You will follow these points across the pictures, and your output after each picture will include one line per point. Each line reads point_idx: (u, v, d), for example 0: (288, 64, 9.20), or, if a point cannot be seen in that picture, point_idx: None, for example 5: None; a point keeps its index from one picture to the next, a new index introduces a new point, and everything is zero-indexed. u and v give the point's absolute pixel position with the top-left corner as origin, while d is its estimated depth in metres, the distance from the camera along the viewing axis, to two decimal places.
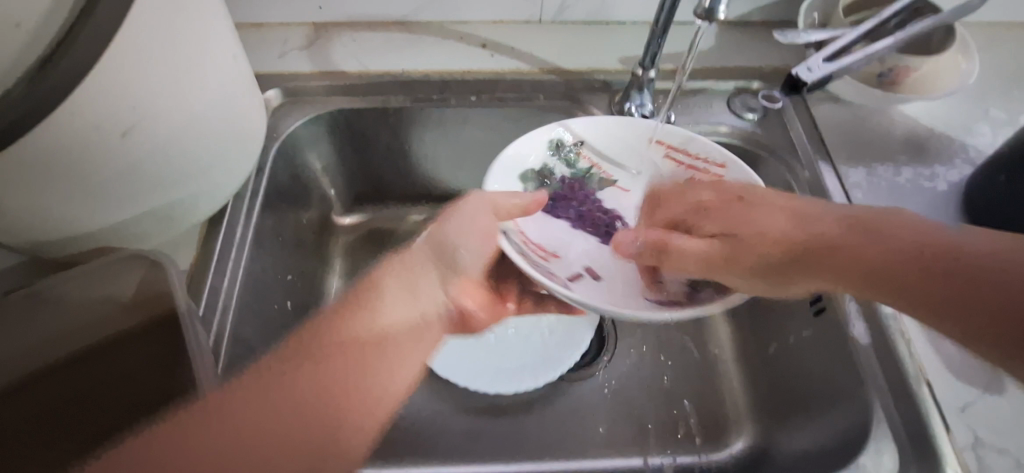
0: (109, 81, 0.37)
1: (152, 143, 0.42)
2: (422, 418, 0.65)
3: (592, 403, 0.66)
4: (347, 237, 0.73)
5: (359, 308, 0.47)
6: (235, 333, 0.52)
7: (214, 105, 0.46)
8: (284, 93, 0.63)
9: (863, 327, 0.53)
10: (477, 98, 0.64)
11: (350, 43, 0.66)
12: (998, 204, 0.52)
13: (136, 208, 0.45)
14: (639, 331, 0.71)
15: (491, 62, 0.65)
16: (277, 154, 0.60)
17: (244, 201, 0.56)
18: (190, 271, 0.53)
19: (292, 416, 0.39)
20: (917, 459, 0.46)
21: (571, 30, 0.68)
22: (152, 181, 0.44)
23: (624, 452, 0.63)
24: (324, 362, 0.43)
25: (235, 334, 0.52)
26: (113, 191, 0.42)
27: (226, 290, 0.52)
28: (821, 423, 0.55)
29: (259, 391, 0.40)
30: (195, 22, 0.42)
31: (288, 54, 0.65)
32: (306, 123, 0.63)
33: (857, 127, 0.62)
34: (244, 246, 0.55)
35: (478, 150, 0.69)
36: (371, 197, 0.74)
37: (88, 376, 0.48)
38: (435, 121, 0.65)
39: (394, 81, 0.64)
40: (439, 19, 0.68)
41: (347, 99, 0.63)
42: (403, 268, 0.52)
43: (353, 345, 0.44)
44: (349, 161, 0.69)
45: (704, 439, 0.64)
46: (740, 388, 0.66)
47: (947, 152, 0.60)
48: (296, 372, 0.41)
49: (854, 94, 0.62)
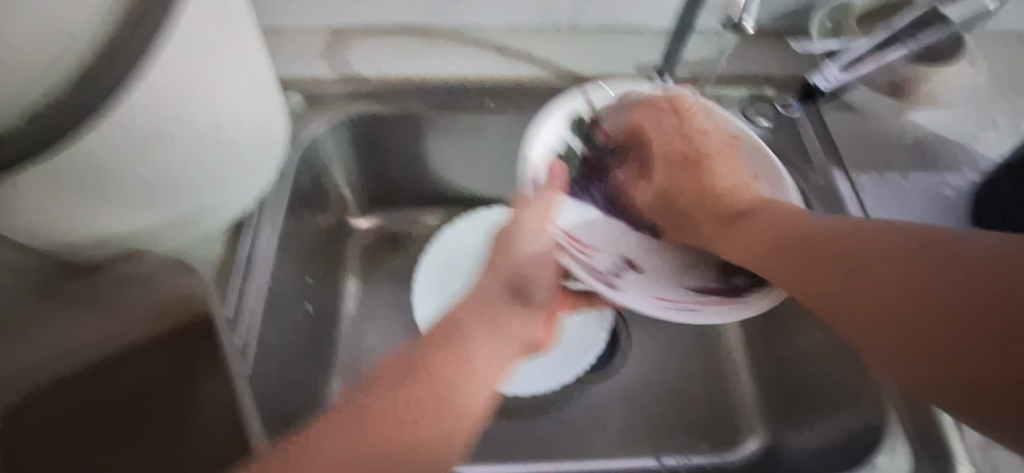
0: (142, 89, 0.37)
1: (180, 150, 0.43)
2: None
3: (607, 405, 0.67)
4: (363, 239, 0.74)
5: (449, 336, 0.46)
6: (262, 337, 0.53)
7: (241, 113, 0.47)
8: (303, 98, 0.64)
9: None
10: (495, 104, 0.65)
11: (368, 48, 0.67)
12: (1007, 211, 0.53)
13: (162, 213, 0.46)
14: (652, 333, 0.72)
15: (507, 69, 0.66)
16: (297, 159, 0.61)
17: (267, 206, 0.57)
18: (215, 276, 0.53)
19: (406, 439, 0.40)
20: (929, 461, 0.48)
21: (585, 37, 0.69)
22: (177, 188, 0.45)
23: (639, 453, 0.64)
24: (436, 385, 0.43)
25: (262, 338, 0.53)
26: (140, 197, 0.43)
27: (252, 294, 0.53)
28: (833, 424, 0.56)
29: (377, 428, 0.39)
30: (226, 31, 0.43)
31: (307, 59, 0.65)
32: (325, 127, 0.63)
33: (867, 134, 0.63)
34: (268, 251, 0.55)
35: (493, 155, 0.70)
36: (387, 199, 0.74)
37: (112, 384, 0.48)
38: (453, 127, 0.66)
39: (412, 87, 0.65)
40: (455, 25, 0.68)
41: (366, 104, 0.64)
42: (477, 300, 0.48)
43: (454, 369, 0.44)
44: (367, 165, 0.70)
45: (717, 440, 0.65)
46: (751, 390, 0.68)
47: (955, 159, 0.61)
48: (406, 397, 0.42)
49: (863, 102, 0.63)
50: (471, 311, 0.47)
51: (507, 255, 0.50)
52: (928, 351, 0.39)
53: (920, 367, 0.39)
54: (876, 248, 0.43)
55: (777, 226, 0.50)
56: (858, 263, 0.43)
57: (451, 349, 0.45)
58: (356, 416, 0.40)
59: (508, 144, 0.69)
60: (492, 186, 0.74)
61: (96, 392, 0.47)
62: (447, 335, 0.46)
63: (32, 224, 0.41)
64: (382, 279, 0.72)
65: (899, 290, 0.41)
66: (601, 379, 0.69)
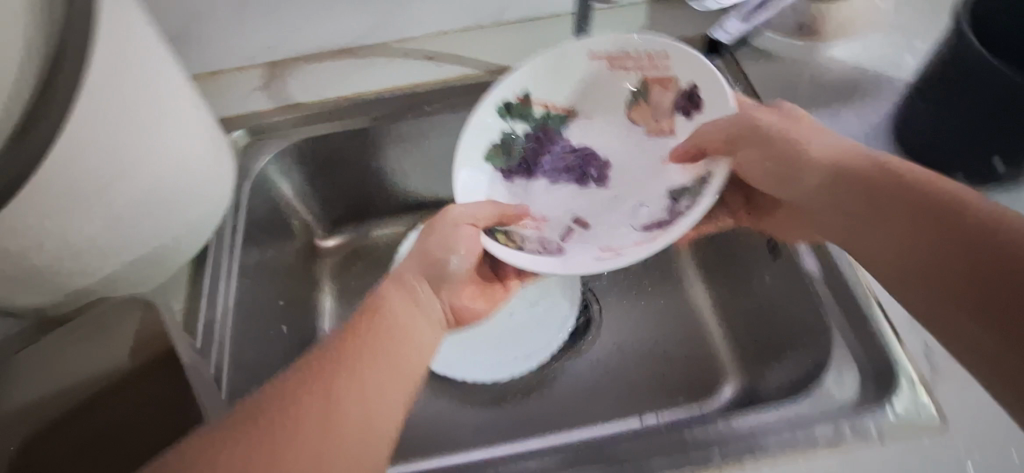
0: (82, 139, 0.40)
1: (129, 193, 0.45)
2: (428, 415, 0.67)
3: (585, 378, 0.69)
4: (335, 258, 0.77)
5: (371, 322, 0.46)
6: (236, 361, 0.56)
7: (182, 152, 0.50)
8: (248, 132, 0.67)
9: (813, 260, 0.57)
10: (430, 108, 0.68)
11: (302, 76, 0.70)
12: (924, 126, 0.55)
13: (102, 254, 0.47)
14: (623, 299, 0.75)
15: (437, 73, 0.69)
16: (250, 190, 0.64)
17: (225, 238, 0.60)
18: (183, 310, 0.56)
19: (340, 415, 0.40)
20: (877, 380, 0.49)
21: (509, 30, 0.72)
22: (132, 230, 0.48)
23: (621, 417, 0.66)
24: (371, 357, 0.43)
25: (236, 361, 0.56)
26: (84, 234, 0.44)
27: (220, 322, 0.56)
28: (795, 359, 0.58)
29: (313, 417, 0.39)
30: (151, 76, 0.46)
31: (248, 96, 0.69)
32: (272, 156, 0.66)
33: (789, 76, 0.65)
34: (230, 280, 0.58)
35: (437, 158, 0.73)
36: (351, 217, 0.77)
37: (99, 423, 0.51)
38: (394, 137, 0.69)
39: (347, 106, 0.68)
40: (384, 39, 0.71)
41: (309, 128, 0.67)
42: (398, 282, 0.50)
43: (387, 345, 0.45)
44: (322, 187, 0.72)
45: (697, 394, 0.67)
46: (723, 340, 0.69)
47: (876, 87, 0.63)
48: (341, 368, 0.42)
49: (782, 47, 0.66)
50: (394, 293, 0.49)
51: (427, 240, 0.53)
52: (1009, 309, 0.35)
53: (957, 280, 0.38)
54: (1006, 228, 0.38)
55: (904, 197, 0.43)
56: (960, 241, 0.39)
57: (379, 333, 0.45)
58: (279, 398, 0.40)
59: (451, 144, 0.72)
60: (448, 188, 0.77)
61: (61, 454, 0.50)
62: (368, 321, 0.46)
63: (3, 289, 0.44)
64: (357, 292, 0.75)
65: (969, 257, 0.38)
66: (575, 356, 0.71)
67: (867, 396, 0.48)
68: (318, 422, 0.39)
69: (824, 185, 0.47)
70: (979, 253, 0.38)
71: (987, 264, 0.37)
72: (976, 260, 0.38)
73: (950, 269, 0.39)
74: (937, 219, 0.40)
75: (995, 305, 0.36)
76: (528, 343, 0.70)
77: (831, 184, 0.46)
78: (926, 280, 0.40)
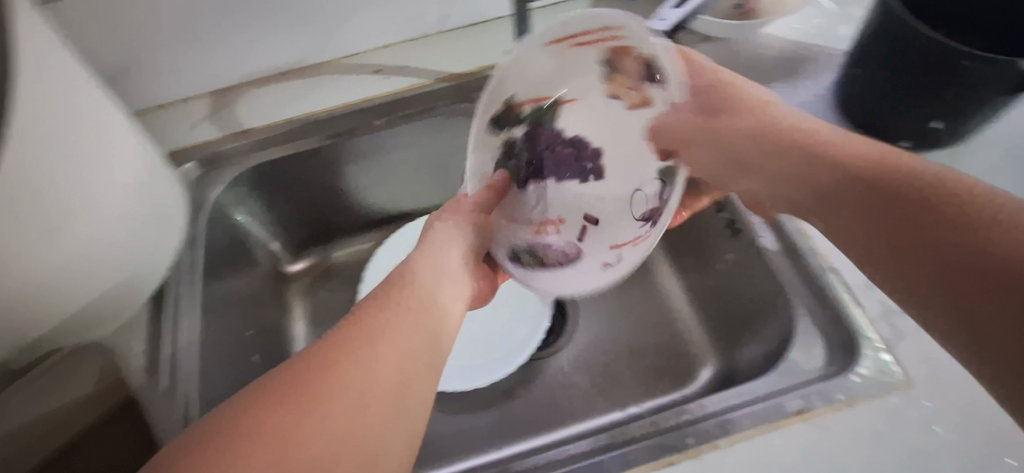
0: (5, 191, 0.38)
1: (67, 239, 0.44)
2: None
3: (567, 376, 0.69)
4: (304, 281, 0.76)
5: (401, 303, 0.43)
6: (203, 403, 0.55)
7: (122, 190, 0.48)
8: (201, 164, 0.65)
9: (770, 235, 0.58)
10: (383, 121, 0.68)
11: (252, 99, 0.69)
12: (864, 95, 0.56)
13: (58, 306, 0.46)
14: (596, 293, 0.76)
15: (388, 86, 0.69)
16: (206, 223, 0.63)
17: (183, 275, 0.59)
18: (143, 357, 0.54)
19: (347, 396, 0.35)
20: (842, 348, 0.50)
21: (455, 35, 0.71)
22: (76, 277, 0.46)
23: (603, 410, 0.66)
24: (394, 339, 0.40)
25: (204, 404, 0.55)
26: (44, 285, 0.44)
27: (183, 365, 0.54)
28: (763, 334, 0.60)
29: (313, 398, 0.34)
30: (80, 117, 0.44)
31: (198, 126, 0.67)
32: (227, 185, 0.65)
33: (731, 57, 0.66)
34: (189, 319, 0.57)
35: (400, 172, 0.74)
36: (318, 238, 0.77)
37: None
38: (351, 153, 0.69)
39: (302, 127, 0.68)
40: (332, 56, 0.69)
41: (264, 153, 0.67)
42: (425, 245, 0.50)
43: (412, 316, 0.42)
44: (282, 210, 0.72)
45: (675, 378, 0.67)
46: (696, 322, 0.71)
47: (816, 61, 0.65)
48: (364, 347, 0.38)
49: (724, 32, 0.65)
50: (420, 263, 0.47)
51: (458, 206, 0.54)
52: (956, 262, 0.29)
53: (902, 247, 0.32)
54: (940, 187, 0.32)
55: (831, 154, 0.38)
56: (890, 202, 0.33)
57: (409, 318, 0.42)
58: (294, 386, 0.35)
59: (409, 156, 0.72)
60: (410, 201, 0.77)
61: None
62: (388, 295, 0.43)
63: None
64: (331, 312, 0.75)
65: (918, 217, 0.32)
66: (555, 358, 0.71)
67: (834, 364, 0.49)
68: (328, 414, 0.34)
69: (735, 166, 0.44)
70: (920, 215, 0.32)
71: (928, 225, 0.31)
72: (921, 222, 0.31)
73: (881, 230, 0.33)
74: (876, 172, 0.35)
75: (923, 261, 0.31)
76: (516, 339, 0.70)
77: (771, 148, 0.41)
78: (866, 237, 0.34)
